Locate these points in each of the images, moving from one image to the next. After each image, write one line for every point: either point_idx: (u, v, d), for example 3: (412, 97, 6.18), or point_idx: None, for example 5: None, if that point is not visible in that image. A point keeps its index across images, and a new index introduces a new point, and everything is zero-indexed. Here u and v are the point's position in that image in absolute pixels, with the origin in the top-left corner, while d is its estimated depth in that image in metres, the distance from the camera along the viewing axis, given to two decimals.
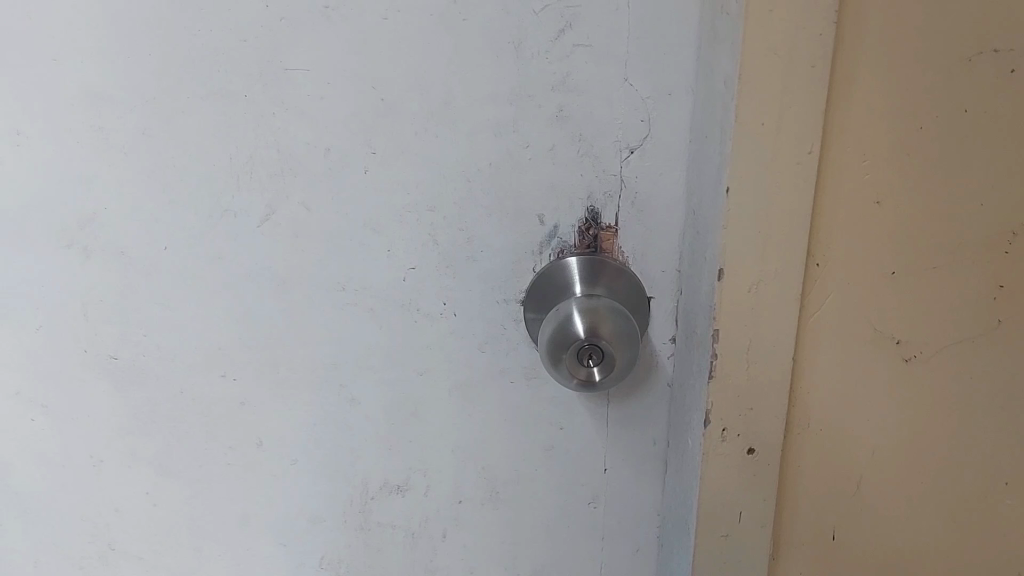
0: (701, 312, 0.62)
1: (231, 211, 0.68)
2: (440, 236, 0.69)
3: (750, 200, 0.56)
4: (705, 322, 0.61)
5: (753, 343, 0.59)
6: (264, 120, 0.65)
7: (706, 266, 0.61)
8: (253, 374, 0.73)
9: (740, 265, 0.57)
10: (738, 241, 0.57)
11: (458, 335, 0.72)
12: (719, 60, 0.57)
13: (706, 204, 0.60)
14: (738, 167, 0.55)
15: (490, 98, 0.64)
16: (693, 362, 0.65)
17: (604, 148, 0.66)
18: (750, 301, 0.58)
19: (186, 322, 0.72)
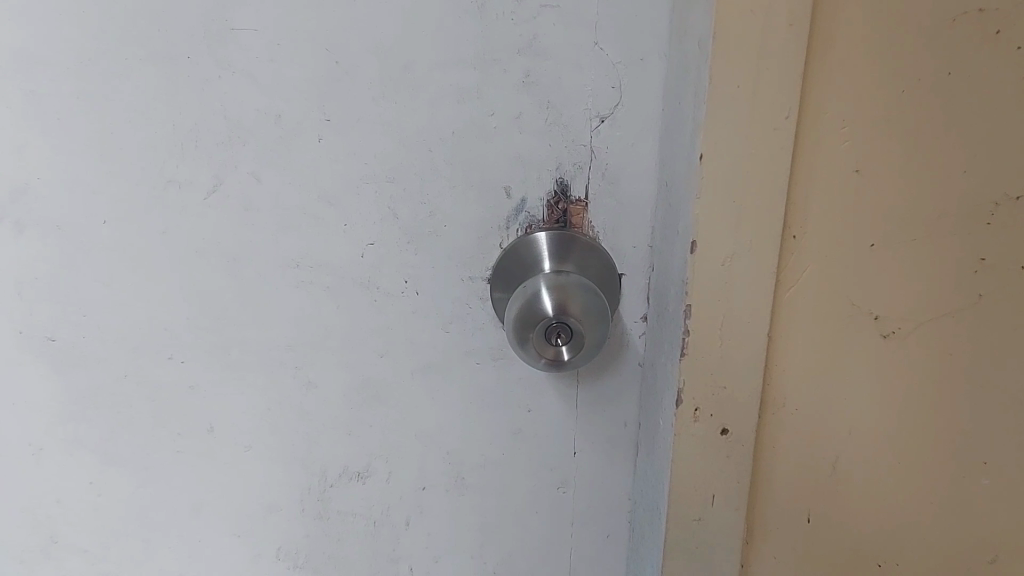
0: (673, 287, 0.59)
1: (176, 182, 0.64)
2: (401, 210, 0.65)
3: (725, 168, 0.52)
4: (677, 298, 0.57)
5: (727, 320, 0.55)
6: (210, 85, 0.61)
7: (678, 238, 0.57)
8: (203, 356, 0.69)
9: (715, 236, 0.53)
10: (713, 211, 0.53)
11: (421, 314, 0.69)
12: (693, 22, 0.54)
13: (680, 175, 0.57)
14: (712, 133, 0.51)
15: (452, 62, 0.61)
16: (665, 341, 0.61)
17: (573, 116, 0.63)
18: (727, 274, 0.54)
19: (130, 301, 0.68)
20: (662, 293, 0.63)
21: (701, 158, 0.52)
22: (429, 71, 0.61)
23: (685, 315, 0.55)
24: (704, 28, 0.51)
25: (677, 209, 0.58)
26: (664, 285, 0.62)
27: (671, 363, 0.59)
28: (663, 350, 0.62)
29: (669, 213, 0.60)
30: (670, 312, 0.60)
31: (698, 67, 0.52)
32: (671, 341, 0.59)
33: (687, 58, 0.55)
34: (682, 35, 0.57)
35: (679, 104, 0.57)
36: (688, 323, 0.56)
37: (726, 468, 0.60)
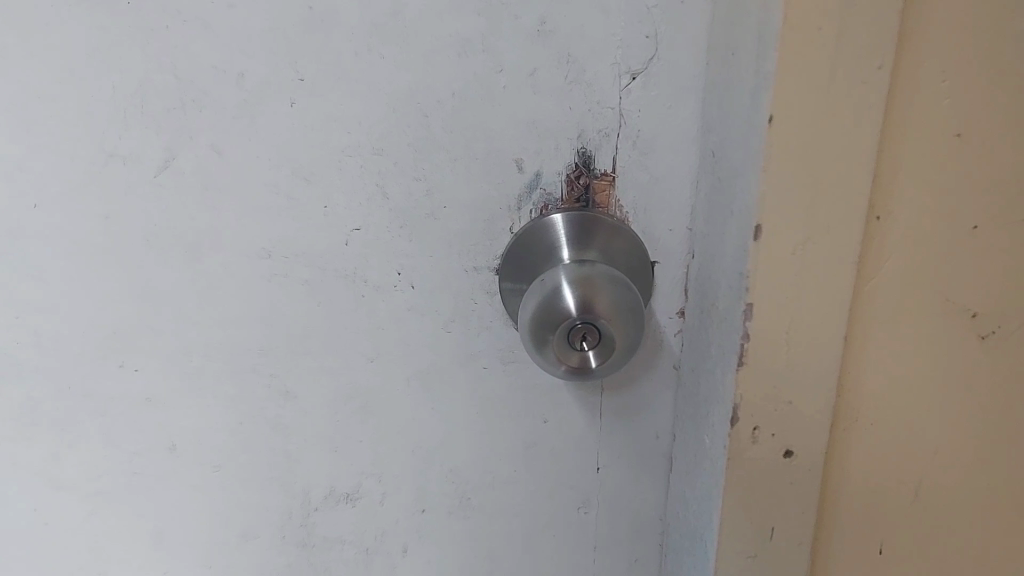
0: (724, 281, 0.48)
1: (118, 156, 0.53)
2: (392, 188, 0.54)
3: (799, 134, 0.41)
4: (731, 295, 0.46)
5: (795, 322, 0.44)
6: (156, 37, 0.50)
7: (732, 221, 0.46)
8: (160, 363, 0.59)
9: (784, 219, 0.42)
10: (782, 187, 0.42)
11: (417, 312, 0.58)
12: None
13: (735, 143, 0.46)
14: (784, 90, 0.40)
15: (451, 6, 0.50)
16: (711, 344, 0.51)
17: (598, 72, 0.52)
18: (797, 264, 0.43)
19: (71, 299, 0.57)
20: (706, 285, 0.52)
21: (769, 120, 0.40)
22: (423, 17, 0.50)
23: (743, 316, 0.44)
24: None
25: (729, 186, 0.47)
26: (708, 277, 0.52)
27: (722, 374, 0.49)
28: (708, 355, 0.52)
29: (716, 189, 0.49)
30: (719, 310, 0.49)
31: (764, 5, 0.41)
32: (722, 346, 0.49)
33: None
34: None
35: (732, 54, 0.46)
36: (746, 325, 0.44)
37: (791, 500, 0.49)
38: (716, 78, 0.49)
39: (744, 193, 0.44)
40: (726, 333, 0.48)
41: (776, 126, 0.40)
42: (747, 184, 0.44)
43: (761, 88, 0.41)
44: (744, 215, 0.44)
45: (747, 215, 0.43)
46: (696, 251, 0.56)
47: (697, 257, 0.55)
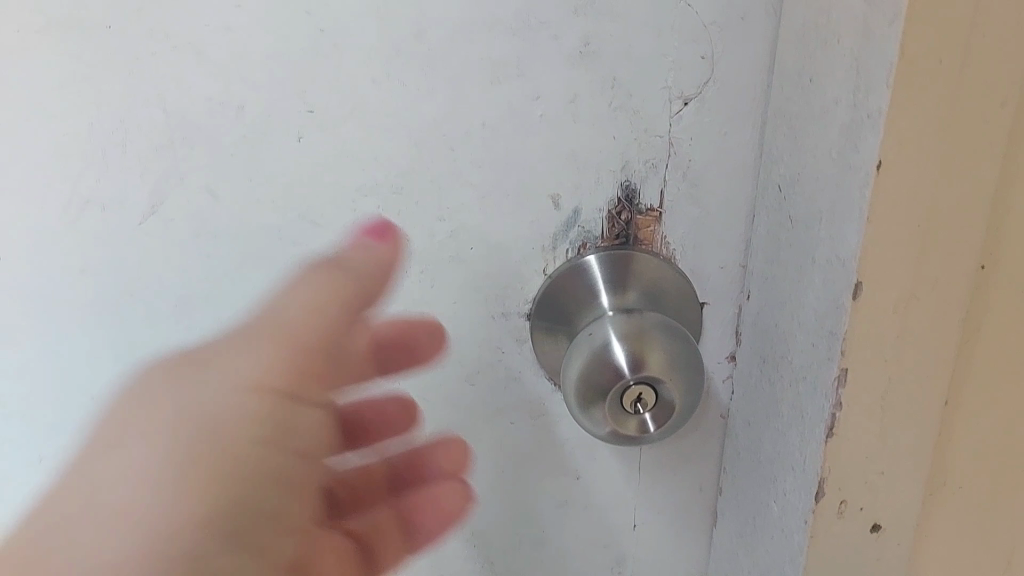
0: (802, 335, 0.42)
1: (96, 202, 0.46)
2: (411, 230, 0.48)
3: (909, 179, 0.35)
4: (815, 354, 0.41)
5: (890, 387, 0.39)
6: (139, 65, 0.43)
7: (813, 271, 0.41)
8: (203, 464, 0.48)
9: (887, 275, 0.37)
10: (887, 241, 0.36)
11: (438, 365, 0.52)
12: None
13: (820, 183, 0.40)
14: (896, 131, 0.34)
15: (483, 26, 0.43)
16: (782, 403, 0.45)
17: (646, 97, 0.46)
18: (896, 323, 0.38)
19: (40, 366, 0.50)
20: (770, 334, 0.47)
21: (879, 166, 0.35)
22: (451, 39, 0.43)
23: (835, 383, 0.39)
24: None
25: (809, 228, 0.41)
26: (775, 326, 0.46)
27: (798, 439, 0.43)
28: (775, 414, 0.46)
29: (788, 230, 0.44)
30: (794, 367, 0.44)
31: (865, 30, 0.35)
32: (797, 407, 0.43)
33: (826, 14, 0.39)
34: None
35: (810, 81, 0.41)
36: (839, 393, 0.39)
37: None
38: (784, 105, 0.44)
39: (834, 240, 0.39)
40: (805, 394, 0.42)
41: (885, 171, 0.35)
42: (841, 232, 0.38)
43: (863, 127, 0.36)
44: (836, 267, 0.38)
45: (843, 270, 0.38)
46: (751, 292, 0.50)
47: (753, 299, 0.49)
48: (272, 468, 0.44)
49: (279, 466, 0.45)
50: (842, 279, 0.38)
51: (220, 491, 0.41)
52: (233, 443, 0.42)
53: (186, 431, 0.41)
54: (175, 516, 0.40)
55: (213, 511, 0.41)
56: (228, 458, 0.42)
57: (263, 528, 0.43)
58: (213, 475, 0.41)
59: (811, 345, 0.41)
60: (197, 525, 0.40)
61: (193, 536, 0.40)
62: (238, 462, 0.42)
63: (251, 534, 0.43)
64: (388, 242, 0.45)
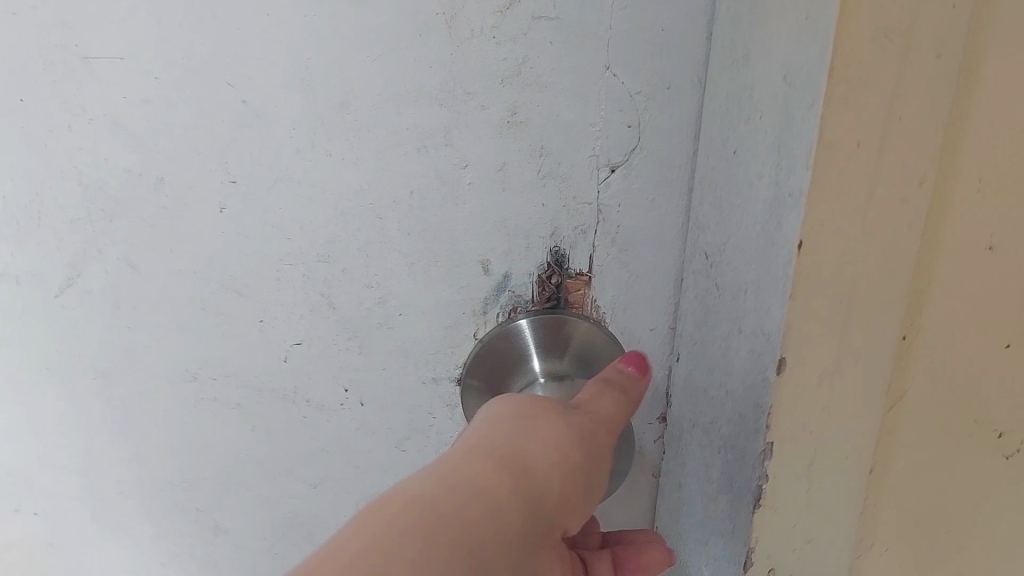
0: (729, 402, 0.42)
1: (11, 275, 0.45)
2: (339, 297, 0.47)
3: (832, 258, 0.34)
4: (742, 424, 0.40)
5: (816, 458, 0.39)
6: (56, 138, 0.42)
7: (738, 341, 0.40)
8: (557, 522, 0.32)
9: (812, 352, 0.36)
10: (811, 315, 0.35)
11: (368, 431, 0.51)
12: (766, 39, 0.36)
13: (742, 256, 0.39)
14: (817, 217, 0.33)
15: (408, 97, 0.43)
16: (711, 467, 0.45)
17: (573, 165, 0.45)
18: (822, 396, 0.38)
19: None
20: (699, 396, 0.46)
21: (800, 246, 0.34)
22: (377, 108, 0.43)
23: (762, 455, 0.38)
24: (798, 55, 0.33)
25: (735, 297, 0.41)
26: (705, 390, 0.45)
27: (727, 506, 0.42)
28: (705, 477, 0.45)
29: (712, 296, 0.44)
30: (722, 434, 0.43)
31: (785, 111, 0.34)
32: (726, 475, 0.42)
33: (748, 89, 0.38)
34: (730, 53, 0.40)
35: (734, 154, 0.40)
36: (766, 465, 0.38)
37: None
38: (709, 174, 0.43)
39: (757, 313, 0.38)
40: (733, 462, 0.41)
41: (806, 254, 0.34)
42: (765, 308, 0.37)
43: (786, 206, 0.34)
44: (761, 338, 0.37)
45: (766, 349, 0.37)
46: (681, 354, 0.49)
47: (682, 361, 0.49)
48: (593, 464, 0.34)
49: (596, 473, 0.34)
50: (765, 353, 0.37)
51: (581, 477, 0.34)
52: (593, 455, 0.35)
53: (527, 413, 0.35)
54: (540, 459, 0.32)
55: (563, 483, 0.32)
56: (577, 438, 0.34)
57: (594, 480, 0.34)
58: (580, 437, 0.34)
59: (739, 414, 0.40)
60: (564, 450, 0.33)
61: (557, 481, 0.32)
62: (588, 444, 0.34)
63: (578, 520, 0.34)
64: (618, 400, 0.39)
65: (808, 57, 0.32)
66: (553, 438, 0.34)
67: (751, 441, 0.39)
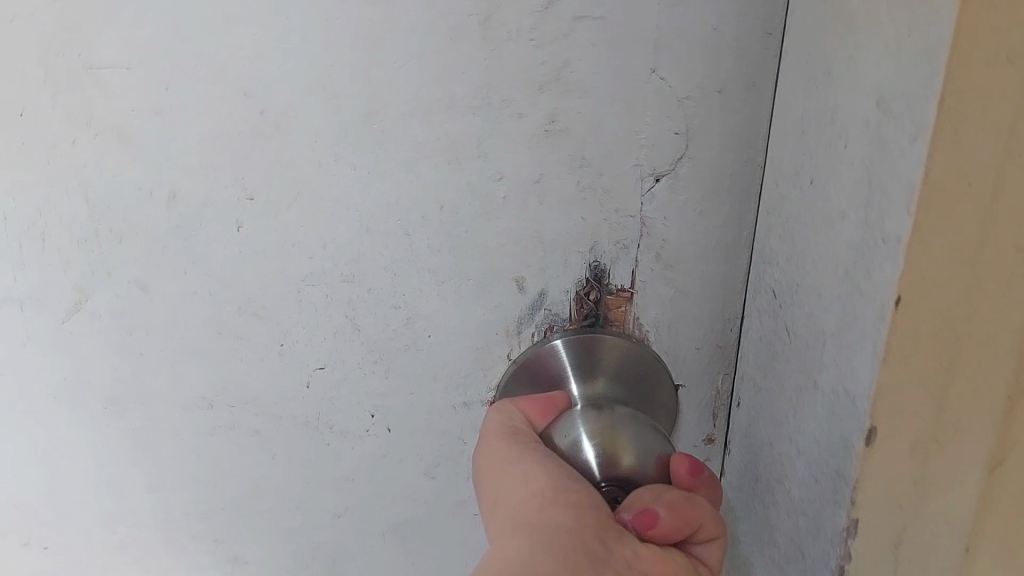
0: (800, 462, 0.40)
1: (15, 300, 0.41)
2: (365, 319, 0.44)
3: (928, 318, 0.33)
4: (817, 491, 0.39)
5: (904, 536, 0.38)
6: (59, 153, 0.39)
7: (812, 394, 0.39)
8: (520, 508, 0.37)
9: (899, 411, 0.35)
10: (901, 378, 0.34)
11: (394, 459, 0.48)
12: (852, 59, 0.34)
13: (822, 302, 0.38)
14: (916, 266, 0.32)
15: (440, 105, 0.39)
16: (778, 532, 0.43)
17: (616, 176, 0.42)
18: (911, 466, 0.37)
19: None
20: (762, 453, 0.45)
21: (898, 302, 0.32)
22: (406, 117, 0.39)
23: (844, 534, 0.37)
24: (897, 76, 0.31)
25: (808, 351, 0.39)
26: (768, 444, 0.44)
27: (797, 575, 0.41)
28: (768, 541, 0.44)
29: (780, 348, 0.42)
30: (791, 499, 0.41)
31: (877, 138, 0.33)
32: (796, 541, 0.41)
33: (829, 109, 0.36)
34: (807, 67, 0.38)
35: (810, 184, 0.38)
36: (847, 544, 0.37)
37: None
38: (776, 202, 0.41)
39: (838, 372, 0.36)
40: (805, 530, 0.40)
41: (903, 310, 0.33)
42: (849, 366, 0.36)
43: (877, 252, 0.33)
44: (844, 400, 0.36)
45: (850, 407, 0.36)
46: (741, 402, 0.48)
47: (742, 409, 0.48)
48: (514, 466, 0.39)
49: (519, 463, 0.39)
50: (851, 418, 0.36)
51: (527, 487, 0.38)
52: (513, 464, 0.39)
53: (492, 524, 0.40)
54: (494, 526, 0.38)
55: (512, 512, 0.37)
56: (495, 481, 0.39)
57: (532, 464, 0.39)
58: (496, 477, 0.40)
59: (813, 479, 0.39)
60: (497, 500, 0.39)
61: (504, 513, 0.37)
62: (500, 468, 0.40)
63: (545, 488, 0.37)
64: (590, 462, 0.40)
65: (909, 80, 0.31)
66: (495, 506, 0.38)
67: (830, 511, 0.38)
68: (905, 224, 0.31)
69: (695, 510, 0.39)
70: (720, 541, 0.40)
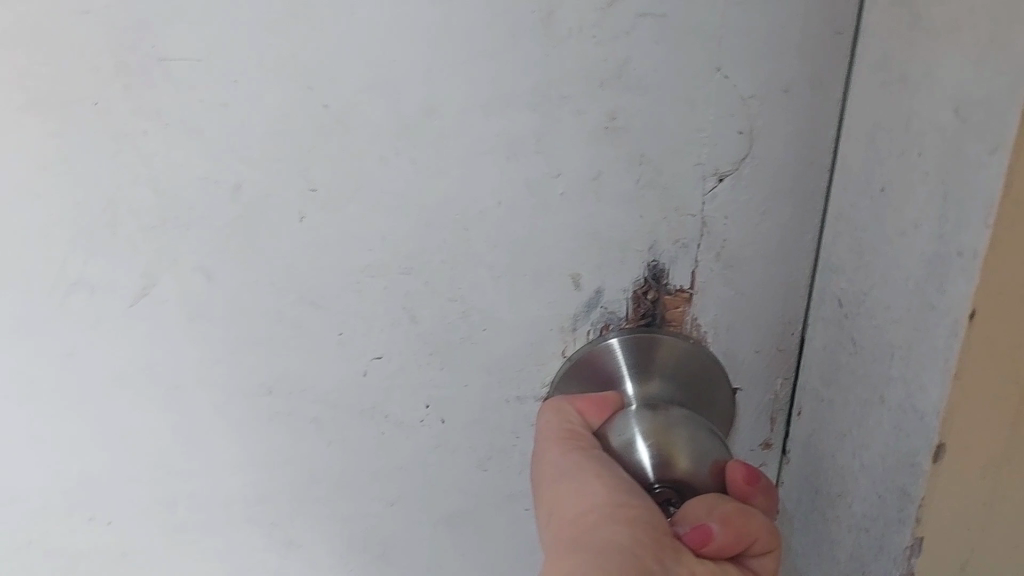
0: (864, 477, 0.40)
1: (85, 285, 0.43)
2: (421, 312, 0.44)
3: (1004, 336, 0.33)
4: (881, 508, 0.39)
5: (969, 549, 0.38)
6: (130, 143, 0.40)
7: (879, 401, 0.39)
8: (576, 520, 0.37)
9: (971, 428, 0.35)
10: (973, 394, 0.34)
11: (448, 450, 0.48)
12: (931, 67, 0.33)
13: (891, 309, 0.37)
14: (993, 283, 0.32)
15: (500, 101, 0.39)
16: (841, 539, 0.43)
17: (677, 175, 0.42)
18: (981, 484, 0.36)
19: (26, 460, 0.47)
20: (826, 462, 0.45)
21: (972, 318, 0.32)
22: (465, 113, 0.40)
23: (908, 547, 0.37)
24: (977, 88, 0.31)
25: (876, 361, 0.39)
26: (831, 456, 0.44)
27: None
28: (831, 556, 0.44)
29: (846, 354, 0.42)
30: (854, 509, 0.41)
31: (955, 149, 0.32)
32: (857, 553, 0.41)
33: (906, 118, 0.36)
34: (882, 74, 0.37)
35: (881, 192, 0.38)
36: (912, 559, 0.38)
37: None
38: (848, 212, 0.41)
39: (907, 384, 0.36)
40: (870, 542, 0.40)
41: (977, 327, 0.32)
42: (918, 381, 0.35)
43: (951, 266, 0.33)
44: (912, 414, 0.36)
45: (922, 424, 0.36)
46: (803, 410, 0.47)
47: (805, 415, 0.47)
48: (570, 473, 0.39)
49: (576, 470, 0.39)
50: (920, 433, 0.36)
51: (583, 497, 0.37)
52: (569, 470, 0.39)
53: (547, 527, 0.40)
54: (550, 534, 0.38)
55: (567, 522, 0.37)
56: (551, 487, 0.40)
57: (588, 471, 0.39)
58: (552, 482, 0.40)
59: (878, 496, 0.39)
60: (553, 507, 0.39)
61: (559, 522, 0.37)
62: (556, 473, 0.40)
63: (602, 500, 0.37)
64: (643, 462, 0.40)
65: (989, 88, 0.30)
66: (551, 513, 0.39)
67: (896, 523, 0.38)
68: (983, 235, 0.31)
69: (750, 523, 0.38)
70: (773, 554, 0.40)
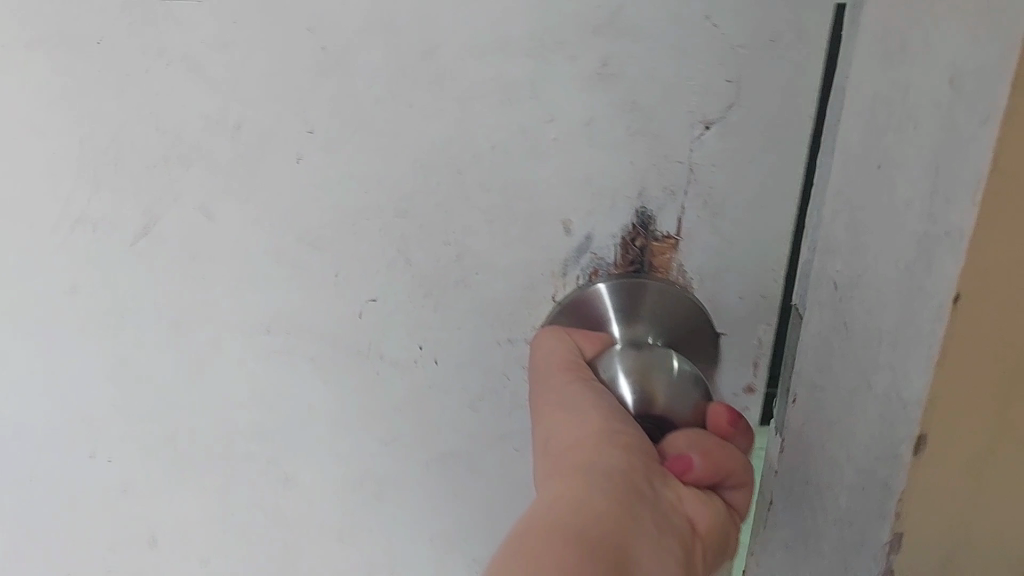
0: (849, 468, 0.39)
1: (89, 223, 0.44)
2: (416, 254, 0.46)
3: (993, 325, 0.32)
4: (864, 501, 0.38)
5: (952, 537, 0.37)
6: (133, 83, 0.41)
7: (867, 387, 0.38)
8: (571, 443, 0.40)
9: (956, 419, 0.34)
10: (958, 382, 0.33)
11: (441, 391, 0.50)
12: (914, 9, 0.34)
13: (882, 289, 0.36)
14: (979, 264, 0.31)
15: (495, 46, 0.40)
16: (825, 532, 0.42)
17: (666, 123, 0.42)
18: (969, 484, 0.36)
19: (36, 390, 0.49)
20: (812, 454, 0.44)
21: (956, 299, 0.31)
22: (461, 57, 0.41)
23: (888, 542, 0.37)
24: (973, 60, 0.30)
25: (867, 347, 0.38)
26: (819, 447, 0.42)
27: None
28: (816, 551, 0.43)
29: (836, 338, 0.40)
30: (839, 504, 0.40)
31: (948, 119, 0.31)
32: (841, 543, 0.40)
33: (903, 88, 0.35)
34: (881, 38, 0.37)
35: (878, 169, 0.36)
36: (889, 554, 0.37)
37: None
38: (843, 188, 0.40)
39: (895, 370, 0.35)
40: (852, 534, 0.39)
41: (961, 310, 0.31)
42: (903, 367, 0.34)
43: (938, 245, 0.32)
44: (896, 404, 0.35)
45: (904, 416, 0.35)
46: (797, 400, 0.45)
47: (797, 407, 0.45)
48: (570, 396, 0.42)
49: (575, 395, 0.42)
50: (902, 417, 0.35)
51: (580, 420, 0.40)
52: (569, 392, 0.42)
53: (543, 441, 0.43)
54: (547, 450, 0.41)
55: (563, 442, 0.40)
56: (550, 406, 0.42)
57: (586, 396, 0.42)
58: (551, 403, 0.42)
59: (861, 488, 0.38)
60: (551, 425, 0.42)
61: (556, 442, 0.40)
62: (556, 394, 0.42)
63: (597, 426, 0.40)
64: (624, 394, 0.43)
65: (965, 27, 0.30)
66: (548, 431, 0.42)
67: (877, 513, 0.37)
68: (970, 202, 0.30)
69: (728, 457, 0.42)
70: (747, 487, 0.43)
